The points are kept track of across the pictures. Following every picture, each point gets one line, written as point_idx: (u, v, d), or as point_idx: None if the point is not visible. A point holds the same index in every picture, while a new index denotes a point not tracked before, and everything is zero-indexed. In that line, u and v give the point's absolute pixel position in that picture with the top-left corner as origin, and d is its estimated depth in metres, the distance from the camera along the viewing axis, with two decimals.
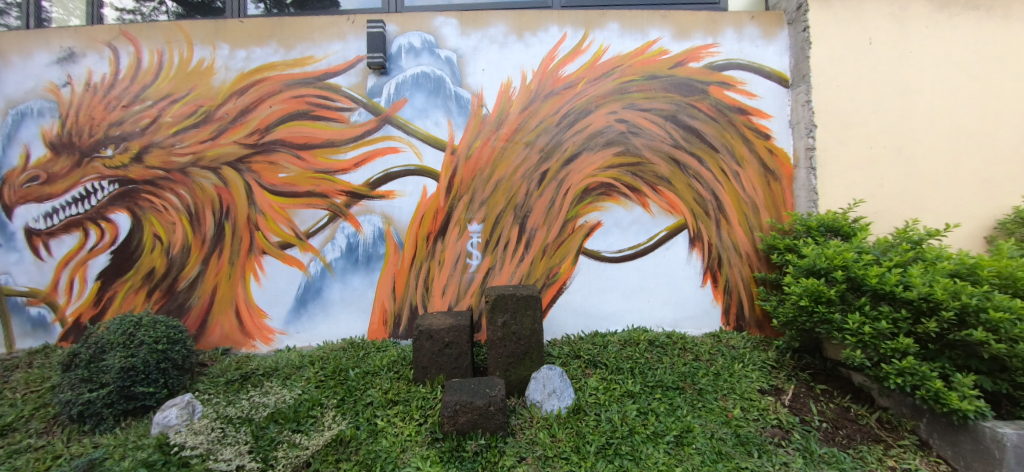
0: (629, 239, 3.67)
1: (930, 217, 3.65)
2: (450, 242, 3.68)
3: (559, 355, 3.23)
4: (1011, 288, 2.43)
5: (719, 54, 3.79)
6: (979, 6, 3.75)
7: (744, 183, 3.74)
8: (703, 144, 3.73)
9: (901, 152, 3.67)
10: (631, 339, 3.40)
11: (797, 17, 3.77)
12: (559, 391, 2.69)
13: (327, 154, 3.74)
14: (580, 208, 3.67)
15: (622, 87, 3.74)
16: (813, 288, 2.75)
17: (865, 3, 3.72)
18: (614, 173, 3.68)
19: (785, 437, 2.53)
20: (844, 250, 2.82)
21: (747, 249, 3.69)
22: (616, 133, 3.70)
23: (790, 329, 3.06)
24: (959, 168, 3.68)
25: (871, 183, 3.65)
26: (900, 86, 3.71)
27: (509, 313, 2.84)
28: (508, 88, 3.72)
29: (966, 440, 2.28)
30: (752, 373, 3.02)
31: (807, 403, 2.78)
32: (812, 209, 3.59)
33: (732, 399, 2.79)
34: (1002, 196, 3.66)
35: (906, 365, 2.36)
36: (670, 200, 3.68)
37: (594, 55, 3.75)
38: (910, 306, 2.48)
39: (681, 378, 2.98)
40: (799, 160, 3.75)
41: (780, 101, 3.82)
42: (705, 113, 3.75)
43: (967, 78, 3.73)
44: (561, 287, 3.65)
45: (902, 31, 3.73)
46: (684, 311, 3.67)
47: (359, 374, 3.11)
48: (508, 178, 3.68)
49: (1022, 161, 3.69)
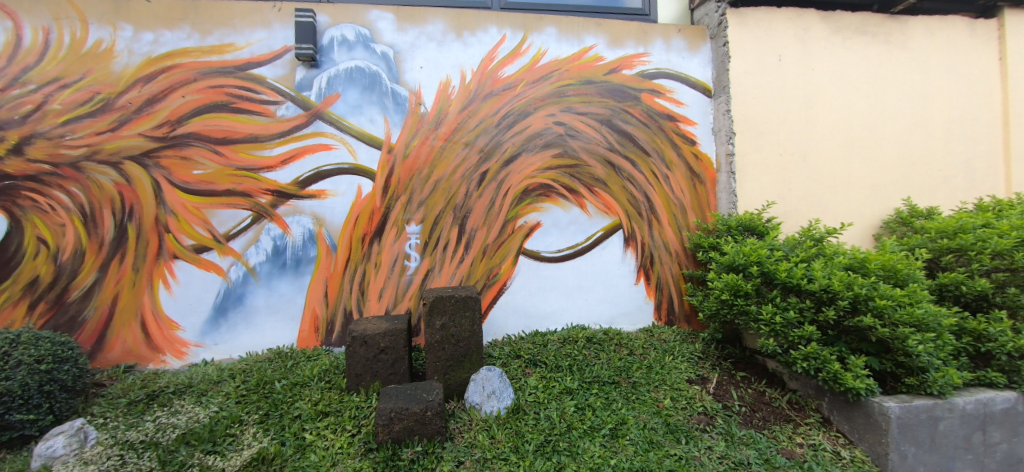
0: (567, 239, 3.74)
1: (829, 217, 4.09)
2: (387, 244, 3.55)
3: (499, 356, 3.22)
4: (892, 277, 2.77)
5: (650, 63, 3.99)
6: (864, 33, 4.28)
7: (673, 186, 3.96)
8: (636, 148, 3.91)
9: (806, 159, 4.07)
10: (570, 337, 3.46)
11: (718, 33, 4.07)
12: (499, 392, 2.67)
13: (249, 149, 3.46)
14: (520, 208, 3.69)
15: (560, 90, 3.82)
16: (732, 283, 2.97)
17: (775, 23, 4.09)
18: (553, 174, 3.75)
19: (709, 422, 2.69)
20: (759, 246, 3.07)
21: (676, 248, 3.91)
22: (555, 136, 3.78)
23: (714, 322, 3.29)
24: (852, 174, 4.16)
25: (782, 186, 4.01)
26: (804, 100, 4.12)
27: (447, 315, 2.78)
28: (447, 87, 3.66)
29: (859, 415, 2.53)
30: (681, 364, 3.20)
31: (729, 390, 2.99)
32: (732, 210, 3.88)
33: (663, 390, 2.93)
34: (886, 200, 4.20)
35: (810, 350, 2.61)
36: (606, 201, 3.81)
37: (533, 58, 3.80)
38: (813, 297, 2.74)
39: (616, 373, 3.07)
40: (720, 165, 4.04)
41: (704, 109, 4.09)
42: (637, 118, 3.92)
43: (858, 95, 4.23)
44: (501, 288, 3.65)
45: (806, 50, 4.14)
46: (619, 308, 3.81)
47: (286, 386, 2.88)
48: (447, 178, 3.62)
49: (899, 169, 4.26)
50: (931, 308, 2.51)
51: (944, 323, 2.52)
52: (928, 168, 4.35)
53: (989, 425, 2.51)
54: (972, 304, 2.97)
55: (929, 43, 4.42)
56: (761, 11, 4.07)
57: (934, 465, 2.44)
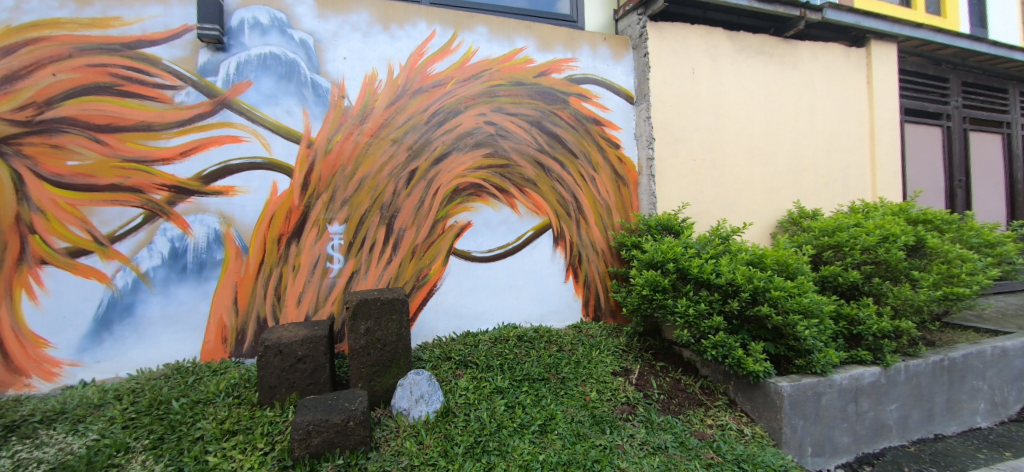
0: (498, 239, 3.75)
1: (735, 217, 4.51)
2: (306, 245, 3.31)
3: (429, 359, 3.14)
4: (785, 271, 3.11)
5: (577, 69, 4.13)
6: (763, 52, 4.77)
7: (600, 187, 4.13)
8: (565, 150, 4.02)
9: (715, 164, 4.45)
10: (501, 336, 3.48)
11: (639, 44, 4.31)
12: (428, 395, 2.60)
13: (140, 139, 3.05)
14: (451, 208, 3.63)
15: (491, 90, 3.82)
16: (652, 279, 3.15)
17: (689, 38, 4.43)
18: (484, 174, 3.74)
19: (632, 411, 2.84)
20: (675, 245, 3.31)
21: (602, 246, 4.09)
22: (485, 135, 3.77)
23: (636, 316, 3.48)
24: (753, 179, 4.62)
25: (695, 189, 4.35)
26: (714, 111, 4.50)
27: (373, 319, 2.65)
28: (373, 80, 3.50)
29: (759, 395, 2.79)
30: (606, 358, 3.34)
31: (650, 380, 3.17)
32: (652, 211, 4.14)
33: (589, 384, 3.04)
34: (780, 202, 4.73)
35: (718, 338, 2.85)
36: (536, 201, 3.88)
37: (463, 56, 3.76)
38: (720, 290, 2.99)
39: (546, 369, 3.14)
40: (642, 168, 4.29)
41: (627, 115, 4.32)
42: (566, 121, 4.04)
43: (757, 108, 4.71)
44: (432, 289, 3.56)
45: (715, 65, 4.53)
46: (549, 306, 3.90)
47: (186, 404, 2.58)
48: (374, 176, 3.46)
49: (790, 175, 4.82)
50: (814, 297, 2.85)
51: (825, 310, 2.87)
52: (813, 175, 4.96)
53: (860, 397, 2.90)
54: (847, 292, 3.43)
55: (813, 66, 5.04)
56: (676, 27, 4.38)
57: (819, 436, 2.76)
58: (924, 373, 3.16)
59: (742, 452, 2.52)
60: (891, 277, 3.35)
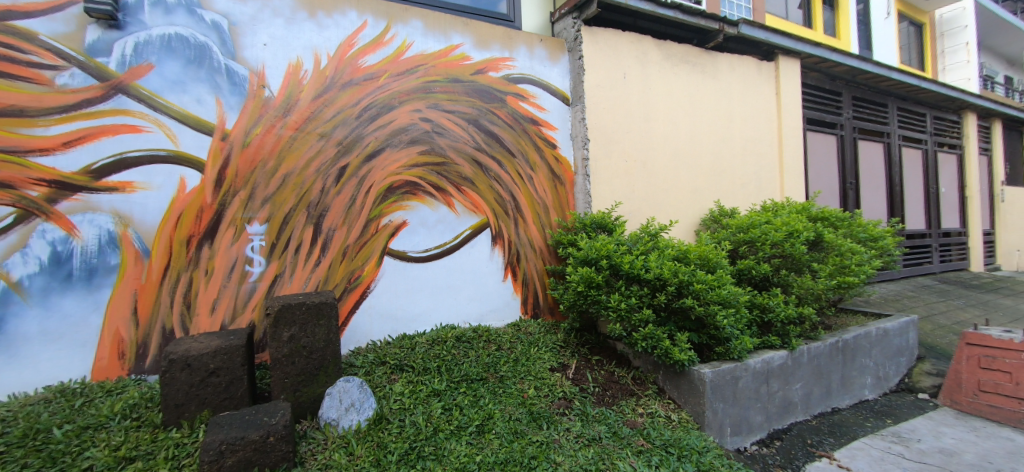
0: (435, 238, 3.67)
1: (664, 215, 4.78)
2: (221, 247, 3.01)
3: (361, 365, 3.00)
4: (707, 265, 3.33)
5: (515, 68, 4.15)
6: (687, 61, 5.10)
7: (537, 186, 4.19)
8: (502, 148, 4.02)
9: (645, 165, 4.68)
10: (439, 337, 3.41)
11: (574, 47, 4.43)
12: (359, 403, 2.47)
13: (10, 126, 2.59)
14: (384, 207, 3.49)
15: (426, 86, 3.72)
16: (587, 275, 3.24)
17: (620, 44, 4.62)
18: (419, 172, 3.63)
19: (568, 405, 2.90)
20: (608, 242, 3.43)
21: (539, 245, 4.17)
22: (421, 132, 3.66)
23: (572, 312, 3.56)
24: (679, 180, 4.93)
25: (627, 189, 4.54)
26: (644, 115, 4.73)
27: (298, 325, 2.48)
28: (298, 70, 3.27)
29: (684, 382, 2.96)
30: (544, 354, 3.40)
31: (585, 374, 3.26)
32: (587, 209, 4.28)
33: (527, 381, 3.06)
34: (702, 201, 5.09)
35: (648, 331, 2.97)
36: (474, 200, 3.84)
37: (397, 50, 3.63)
38: (649, 284, 3.14)
39: (484, 369, 3.11)
40: (577, 168, 4.41)
41: (563, 116, 4.41)
42: (503, 120, 4.04)
43: (683, 113, 5.02)
44: (364, 292, 3.39)
45: (645, 71, 4.76)
46: (489, 305, 3.89)
47: (72, 431, 2.23)
48: (299, 172, 3.23)
49: (711, 176, 5.20)
50: (731, 289, 3.08)
51: (740, 300, 3.11)
52: (731, 177, 5.38)
53: (771, 379, 3.17)
54: (760, 284, 3.75)
55: (730, 76, 5.46)
56: (609, 32, 4.55)
57: (736, 417, 2.98)
58: (823, 354, 3.53)
59: (670, 437, 2.66)
60: (796, 269, 3.71)
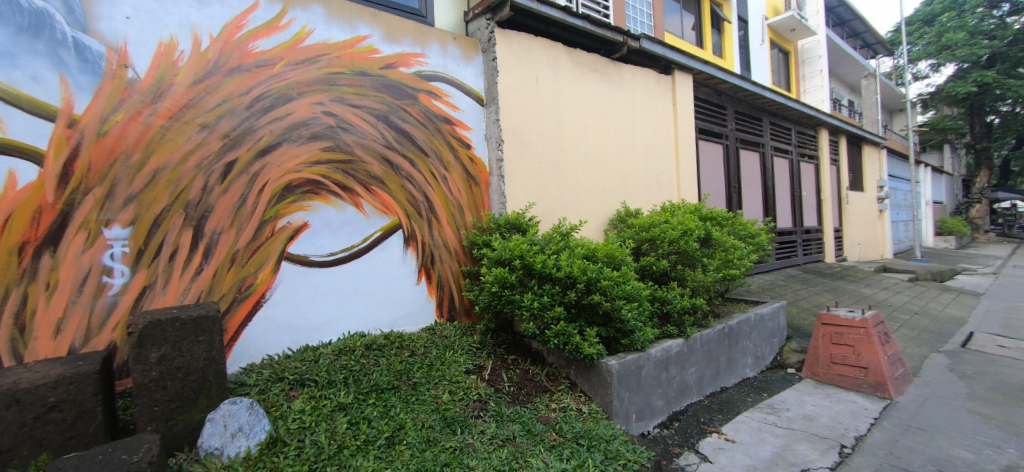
0: (341, 241, 3.42)
1: (575, 215, 4.99)
2: (68, 255, 2.44)
3: (254, 383, 2.70)
4: (613, 262, 3.53)
5: (427, 65, 4.05)
6: (594, 70, 5.38)
7: (451, 186, 4.13)
8: (414, 147, 3.89)
9: (557, 167, 4.86)
10: (346, 346, 3.19)
11: (488, 48, 4.43)
12: (248, 427, 2.20)
13: None
14: (281, 207, 3.18)
15: (330, 78, 3.46)
16: (500, 275, 3.25)
17: (532, 49, 4.73)
18: (323, 170, 3.36)
19: (483, 407, 2.87)
20: (521, 242, 3.49)
21: (454, 246, 4.10)
22: (323, 126, 3.39)
23: (488, 313, 3.57)
24: (588, 181, 5.19)
25: (540, 190, 4.67)
26: (555, 119, 4.90)
27: (169, 345, 2.14)
28: (172, 50, 2.84)
29: (594, 375, 3.08)
30: (459, 357, 3.35)
31: (501, 374, 3.27)
32: (502, 210, 4.33)
33: (441, 386, 2.98)
34: (609, 202, 5.41)
35: (560, 328, 3.05)
36: (384, 200, 3.66)
37: (295, 36, 3.34)
38: (561, 283, 3.23)
39: (396, 376, 2.97)
40: (491, 169, 4.43)
41: (477, 117, 4.40)
42: (415, 117, 3.91)
43: (591, 118, 5.29)
44: (258, 302, 3.05)
45: (555, 77, 4.94)
46: (401, 310, 3.74)
47: None
48: (175, 167, 2.79)
49: (617, 179, 5.55)
50: (634, 284, 3.29)
51: (642, 294, 3.33)
52: (635, 180, 5.80)
53: (669, 365, 3.44)
54: (660, 278, 4.07)
55: (632, 86, 5.88)
56: (521, 37, 4.64)
57: (640, 404, 3.17)
58: (713, 340, 3.92)
59: (581, 429, 2.75)
60: (689, 263, 4.09)
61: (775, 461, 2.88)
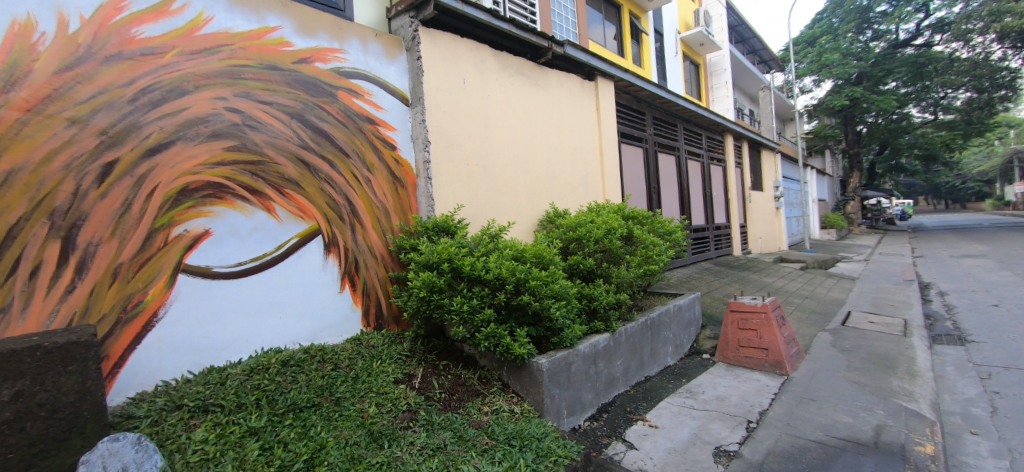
0: (250, 250, 3.11)
1: (504, 217, 5.04)
2: None
3: (145, 414, 2.37)
4: (541, 261, 3.60)
5: (346, 61, 3.84)
6: (521, 73, 5.47)
7: (375, 189, 3.96)
8: (334, 147, 3.68)
9: (485, 169, 4.87)
10: (259, 364, 2.92)
11: (412, 46, 4.32)
12: (135, 465, 1.88)
13: None
14: (176, 213, 2.81)
15: (233, 70, 3.15)
16: (428, 279, 3.16)
17: (458, 50, 4.70)
18: (227, 171, 3.05)
19: (413, 417, 2.77)
20: (449, 245, 3.44)
21: (380, 251, 3.93)
22: (226, 124, 3.08)
23: (417, 319, 3.47)
24: (517, 183, 5.26)
25: (469, 192, 4.66)
26: (483, 121, 4.90)
27: (26, 379, 1.80)
28: (28, 31, 2.40)
29: (525, 374, 3.11)
30: (387, 367, 3.22)
31: (432, 381, 3.19)
32: (430, 213, 4.24)
33: (368, 399, 2.84)
34: (538, 204, 5.53)
35: (491, 330, 3.03)
36: (300, 204, 3.41)
37: (190, 23, 2.99)
38: (490, 285, 3.22)
39: (317, 393, 2.77)
40: (419, 170, 4.31)
41: (402, 117, 4.26)
42: (333, 116, 3.69)
43: (518, 121, 5.37)
44: (149, 322, 2.67)
45: (482, 79, 4.95)
46: (323, 321, 3.51)
47: None
48: (35, 168, 2.36)
49: (545, 180, 5.69)
50: (562, 283, 3.38)
51: (570, 292, 3.43)
52: (562, 181, 5.99)
53: (597, 360, 3.56)
54: (587, 276, 4.23)
55: (558, 90, 6.07)
56: (446, 37, 4.58)
57: (571, 399, 3.25)
58: (636, 332, 4.14)
59: (513, 430, 2.76)
60: (613, 260, 4.30)
61: (692, 442, 3.09)
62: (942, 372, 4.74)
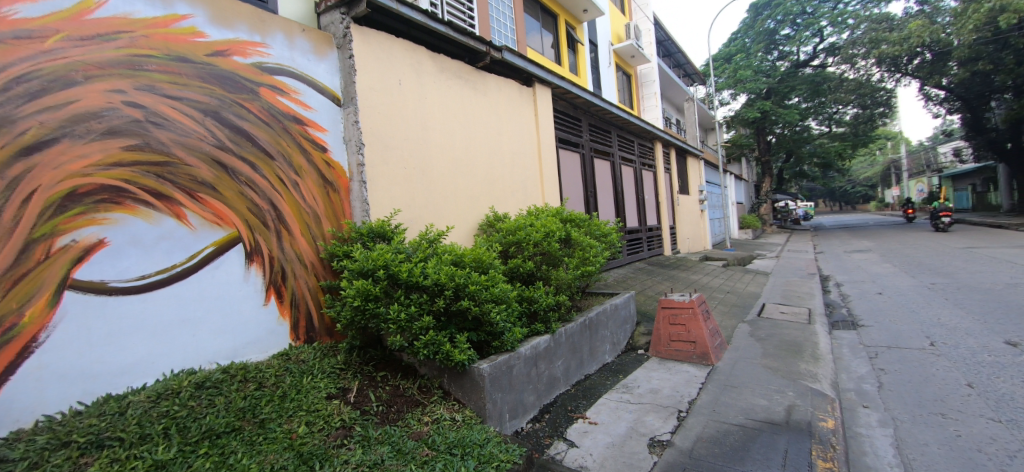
0: (156, 261, 2.79)
1: (443, 221, 4.96)
2: None
3: (21, 456, 2.01)
4: (481, 265, 3.58)
5: (269, 57, 3.59)
6: (459, 77, 5.45)
7: (303, 193, 3.73)
8: (255, 148, 3.41)
9: (423, 173, 4.77)
10: (167, 389, 2.61)
11: (343, 44, 4.15)
12: None
13: None
14: (61, 221, 2.43)
15: (133, 61, 2.82)
16: (363, 287, 3.02)
17: (394, 50, 4.58)
18: (126, 173, 2.70)
19: (347, 434, 2.63)
20: (384, 252, 3.32)
21: (310, 259, 3.70)
22: (125, 120, 2.75)
23: (351, 330, 3.31)
24: (456, 187, 5.21)
25: (407, 197, 4.54)
26: (420, 123, 4.81)
27: None
28: None
29: (466, 381, 3.06)
30: (319, 383, 3.03)
31: (368, 394, 3.05)
32: (365, 218, 4.07)
33: (297, 418, 2.64)
34: (478, 208, 5.53)
35: (430, 337, 2.95)
36: (216, 210, 3.13)
37: (79, 4, 2.63)
38: (429, 291, 3.15)
39: (238, 416, 2.54)
40: (352, 174, 4.13)
41: (333, 117, 4.07)
42: (255, 114, 3.43)
43: (457, 124, 5.33)
44: (26, 348, 2.26)
45: (419, 81, 4.86)
46: (245, 337, 3.23)
47: None
48: None
49: (485, 184, 5.70)
50: (502, 286, 3.39)
51: (510, 295, 3.45)
52: (502, 185, 6.04)
53: (538, 361, 3.60)
54: (527, 279, 4.29)
55: (497, 95, 6.11)
56: (381, 36, 4.45)
57: (513, 402, 3.25)
58: (576, 332, 4.24)
59: (454, 438, 2.71)
60: (552, 262, 4.40)
61: (629, 435, 3.22)
62: (839, 354, 5.35)
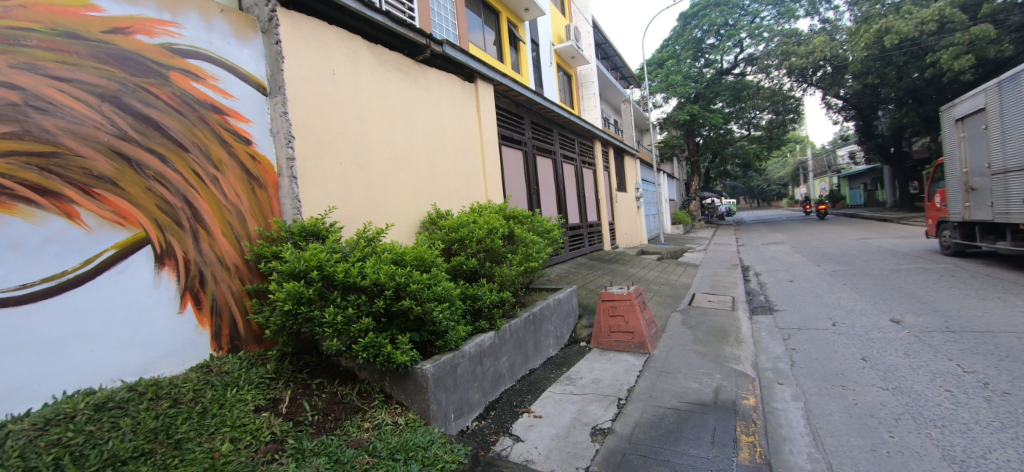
0: (41, 267, 2.41)
1: (382, 218, 4.78)
2: None
3: None
4: (422, 264, 3.50)
5: (181, 38, 3.25)
6: (399, 69, 5.27)
7: (224, 189, 3.41)
8: (165, 139, 3.07)
9: (360, 168, 4.57)
10: (59, 414, 2.27)
11: (269, 28, 3.86)
12: None
13: None
14: None
15: (8, 33, 2.42)
16: (294, 290, 2.82)
17: (327, 37, 4.34)
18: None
19: (279, 448, 2.45)
20: (318, 252, 3.13)
21: (233, 261, 3.39)
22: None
23: (282, 336, 3.09)
24: (396, 183, 5.04)
25: (342, 193, 4.33)
26: (357, 116, 4.59)
27: None
28: None
29: (409, 383, 2.97)
30: (245, 395, 2.80)
31: (302, 404, 2.87)
32: (296, 216, 3.82)
33: (219, 436, 2.42)
34: (420, 205, 5.40)
35: (369, 340, 2.82)
36: (118, 208, 2.76)
37: None
38: (367, 292, 3.02)
39: (148, 438, 2.27)
40: (281, 169, 3.86)
41: (259, 107, 3.76)
42: (164, 101, 3.09)
43: (397, 118, 5.16)
44: None
45: (356, 72, 4.65)
46: (158, 349, 2.89)
47: None
48: None
49: (427, 180, 5.58)
50: (444, 284, 3.33)
51: (453, 293, 3.40)
52: (444, 182, 5.94)
53: (483, 358, 3.58)
54: (471, 276, 4.26)
55: (438, 90, 5.99)
56: (312, 22, 4.19)
57: (457, 402, 3.21)
58: (520, 328, 4.28)
59: (396, 443, 2.62)
60: (496, 258, 4.41)
61: (573, 425, 3.31)
62: (759, 337, 5.86)
